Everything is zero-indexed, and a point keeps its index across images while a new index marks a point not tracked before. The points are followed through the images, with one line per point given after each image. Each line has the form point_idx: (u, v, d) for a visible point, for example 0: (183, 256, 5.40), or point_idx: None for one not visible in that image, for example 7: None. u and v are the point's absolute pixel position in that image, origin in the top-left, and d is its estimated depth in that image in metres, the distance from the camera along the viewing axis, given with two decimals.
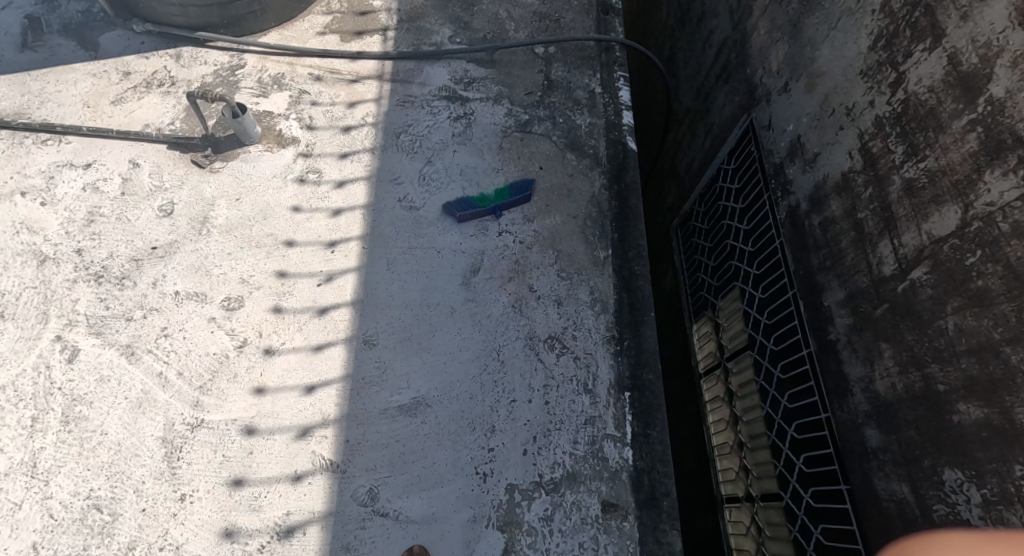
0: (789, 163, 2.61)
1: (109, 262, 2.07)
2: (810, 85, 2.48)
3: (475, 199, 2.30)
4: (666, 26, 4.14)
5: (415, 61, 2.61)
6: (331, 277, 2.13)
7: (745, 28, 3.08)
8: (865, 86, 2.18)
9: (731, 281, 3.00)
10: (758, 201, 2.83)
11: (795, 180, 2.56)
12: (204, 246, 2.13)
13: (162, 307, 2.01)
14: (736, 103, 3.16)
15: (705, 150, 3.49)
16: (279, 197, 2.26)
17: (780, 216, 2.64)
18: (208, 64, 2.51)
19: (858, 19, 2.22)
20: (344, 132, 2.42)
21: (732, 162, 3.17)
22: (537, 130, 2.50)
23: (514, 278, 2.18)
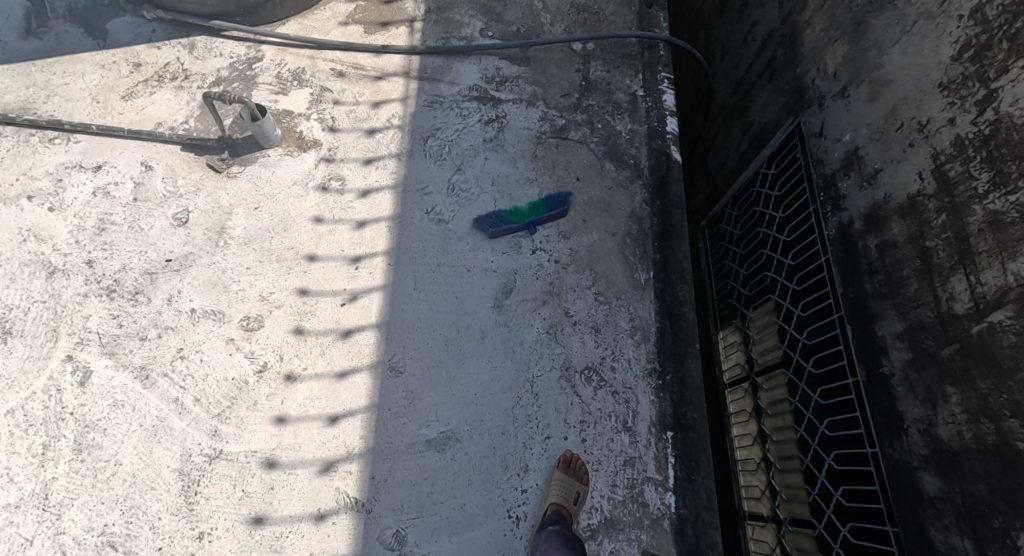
0: (842, 176, 2.42)
1: (122, 275, 1.95)
2: (874, 93, 2.31)
3: (509, 214, 2.16)
4: (702, 13, 3.90)
5: (443, 56, 2.44)
6: (355, 296, 2.01)
7: (797, 21, 2.87)
8: (944, 101, 2.02)
9: (765, 292, 2.82)
10: (801, 210, 2.63)
11: (848, 196, 2.38)
12: (221, 260, 2.01)
13: (178, 326, 1.90)
14: (781, 104, 2.96)
15: (740, 150, 3.29)
16: (301, 206, 2.13)
17: (828, 231, 2.46)
18: (223, 56, 2.35)
19: (939, 25, 2.05)
20: (368, 135, 2.27)
21: (771, 165, 2.97)
22: (573, 136, 2.34)
23: (549, 302, 2.06)
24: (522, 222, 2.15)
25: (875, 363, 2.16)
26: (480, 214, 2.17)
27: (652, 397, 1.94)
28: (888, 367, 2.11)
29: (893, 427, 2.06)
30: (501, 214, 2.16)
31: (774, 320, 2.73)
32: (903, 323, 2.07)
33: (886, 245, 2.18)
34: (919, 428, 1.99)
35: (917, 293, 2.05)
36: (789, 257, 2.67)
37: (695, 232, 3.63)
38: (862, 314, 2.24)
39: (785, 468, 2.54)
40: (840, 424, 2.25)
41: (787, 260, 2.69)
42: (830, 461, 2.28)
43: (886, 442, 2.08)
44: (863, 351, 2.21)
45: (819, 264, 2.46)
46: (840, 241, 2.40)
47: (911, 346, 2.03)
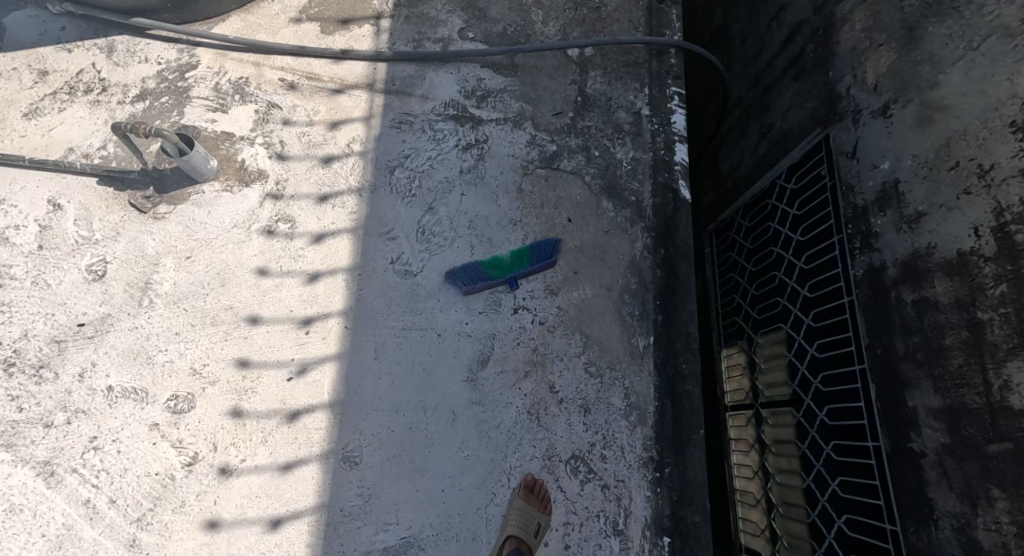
0: (874, 212, 2.03)
1: (23, 344, 1.64)
2: (923, 120, 1.92)
3: (487, 264, 1.84)
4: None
5: (415, 64, 2.06)
6: (305, 368, 1.72)
7: (832, 13, 2.41)
8: (1016, 144, 1.65)
9: (774, 319, 2.39)
10: (824, 232, 2.21)
11: (882, 235, 1.99)
12: (145, 323, 1.70)
13: (91, 409, 1.60)
14: (807, 111, 2.48)
15: (754, 157, 2.83)
16: (241, 255, 1.80)
17: (855, 272, 2.05)
18: (149, 62, 1.96)
19: (1017, 47, 1.68)
20: (324, 164, 1.92)
21: (789, 175, 2.48)
22: (566, 165, 2.00)
23: (532, 374, 1.76)
24: (502, 276, 1.83)
25: (902, 436, 1.82)
26: (455, 264, 1.85)
27: (648, 494, 1.68)
28: (919, 445, 1.77)
29: (919, 515, 1.74)
30: (477, 266, 1.84)
31: (783, 353, 2.31)
32: (941, 401, 1.74)
33: (925, 304, 1.83)
34: (951, 525, 1.67)
35: (962, 369, 1.71)
36: (805, 287, 2.24)
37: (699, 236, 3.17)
38: (889, 373, 1.88)
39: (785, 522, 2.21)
40: (856, 493, 1.92)
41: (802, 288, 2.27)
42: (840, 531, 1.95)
43: (910, 529, 1.76)
44: (889, 417, 1.86)
45: (842, 307, 2.06)
46: (868, 283, 2.00)
47: (950, 430, 1.71)
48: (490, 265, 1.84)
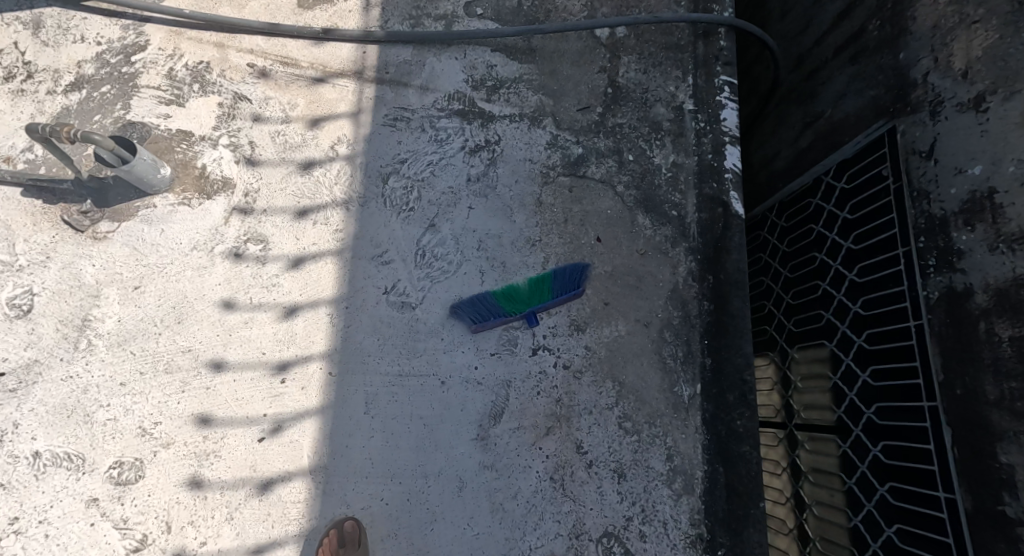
0: (957, 225, 1.49)
1: None
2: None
3: (501, 294, 1.54)
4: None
5: (413, 46, 1.70)
6: (279, 426, 1.41)
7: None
8: None
9: (813, 336, 1.81)
10: (883, 233, 1.66)
11: (969, 252, 1.45)
12: (81, 371, 1.38)
13: (15, 483, 1.32)
14: (866, 101, 1.82)
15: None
16: (202, 284, 1.48)
17: (927, 294, 1.52)
18: (85, 42, 1.59)
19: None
20: (304, 171, 1.60)
21: (839, 168, 1.86)
22: (593, 172, 1.68)
23: (555, 430, 1.47)
24: (519, 310, 1.52)
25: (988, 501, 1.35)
26: (463, 295, 1.55)
27: None
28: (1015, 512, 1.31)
29: None
30: (489, 297, 1.53)
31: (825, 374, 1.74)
32: None
33: None
34: None
35: None
36: (856, 305, 1.68)
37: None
38: (972, 420, 1.39)
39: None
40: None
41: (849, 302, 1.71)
42: None
43: None
44: (972, 477, 1.38)
45: (906, 333, 1.54)
46: (945, 306, 1.48)
47: None
48: (504, 295, 1.54)
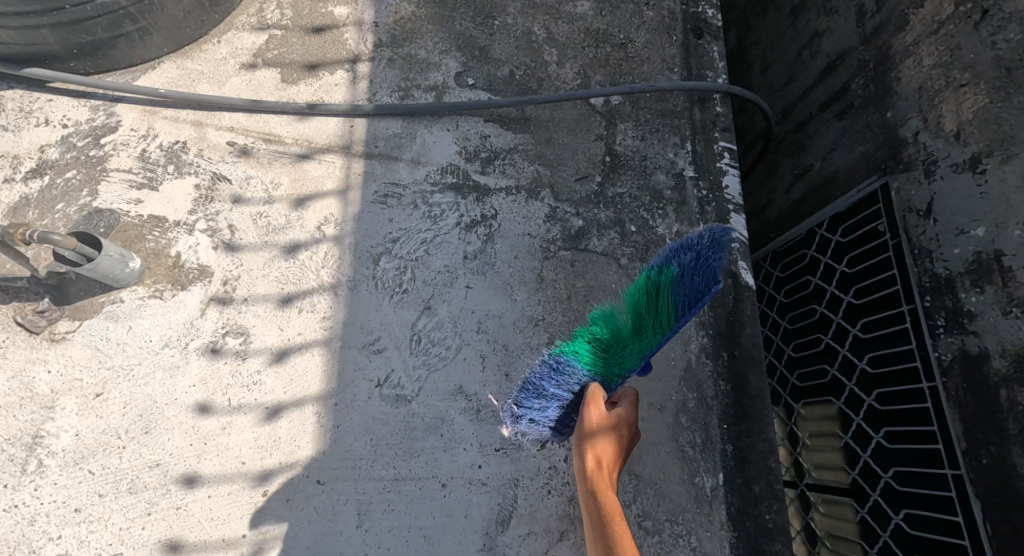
0: (973, 287, 1.59)
1: None
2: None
3: (595, 364, 1.34)
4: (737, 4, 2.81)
5: (402, 120, 1.62)
6: (262, 547, 1.29)
7: (887, 43, 1.94)
8: None
9: (822, 391, 1.97)
10: (891, 295, 1.81)
11: (980, 316, 1.57)
12: (31, 499, 1.24)
13: None
14: (856, 156, 2.03)
15: (789, 199, 2.35)
16: (174, 387, 1.35)
17: (939, 355, 1.64)
18: (49, 124, 1.47)
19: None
20: (288, 255, 1.48)
21: (834, 223, 2.09)
22: (595, 245, 1.58)
23: (570, 535, 1.36)
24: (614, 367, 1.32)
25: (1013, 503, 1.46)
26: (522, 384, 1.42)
27: None
28: None
29: None
30: (555, 387, 1.35)
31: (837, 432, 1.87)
32: None
33: None
34: None
35: None
36: (870, 396, 1.80)
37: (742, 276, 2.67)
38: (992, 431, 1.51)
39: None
40: None
41: (866, 363, 1.84)
42: None
43: None
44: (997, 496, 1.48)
45: (921, 393, 1.66)
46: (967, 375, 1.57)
47: None
48: (599, 360, 1.34)
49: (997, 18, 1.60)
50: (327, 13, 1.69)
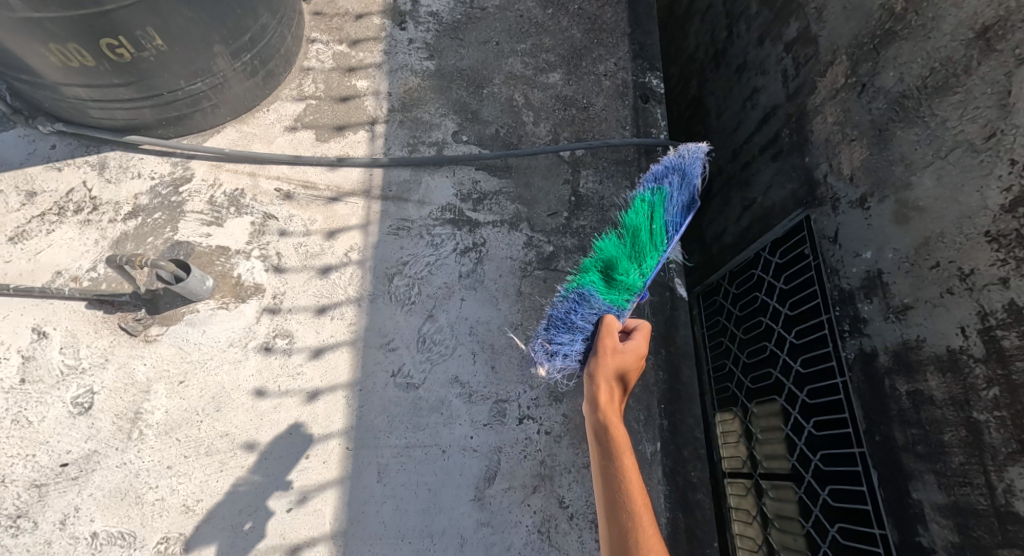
0: (863, 299, 2.00)
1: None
2: (901, 217, 1.91)
3: (610, 295, 1.67)
4: (693, 59, 3.12)
5: (412, 168, 2.05)
6: (305, 497, 1.70)
7: (805, 103, 2.35)
8: (989, 251, 1.68)
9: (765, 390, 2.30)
10: (813, 306, 2.17)
11: (871, 322, 1.97)
12: (133, 458, 1.67)
13: None
14: (787, 193, 2.40)
15: (739, 229, 2.68)
16: (237, 375, 1.78)
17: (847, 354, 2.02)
18: (141, 177, 1.93)
19: (983, 163, 1.70)
20: (322, 275, 1.90)
21: (772, 246, 2.42)
22: (563, 266, 2.01)
23: (541, 489, 1.78)
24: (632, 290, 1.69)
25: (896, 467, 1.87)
26: (551, 323, 1.74)
27: None
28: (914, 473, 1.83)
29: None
30: (581, 319, 1.68)
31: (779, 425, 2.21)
32: (943, 491, 1.76)
33: (919, 396, 1.83)
34: None
35: (963, 466, 1.73)
36: (803, 392, 2.14)
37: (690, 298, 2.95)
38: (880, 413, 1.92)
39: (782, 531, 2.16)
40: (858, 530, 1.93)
41: (795, 363, 2.20)
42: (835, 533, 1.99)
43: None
44: (886, 463, 1.89)
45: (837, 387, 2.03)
46: (862, 370, 1.98)
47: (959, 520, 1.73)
48: (612, 291, 1.68)
49: (873, 90, 2.05)
50: (351, 86, 2.15)
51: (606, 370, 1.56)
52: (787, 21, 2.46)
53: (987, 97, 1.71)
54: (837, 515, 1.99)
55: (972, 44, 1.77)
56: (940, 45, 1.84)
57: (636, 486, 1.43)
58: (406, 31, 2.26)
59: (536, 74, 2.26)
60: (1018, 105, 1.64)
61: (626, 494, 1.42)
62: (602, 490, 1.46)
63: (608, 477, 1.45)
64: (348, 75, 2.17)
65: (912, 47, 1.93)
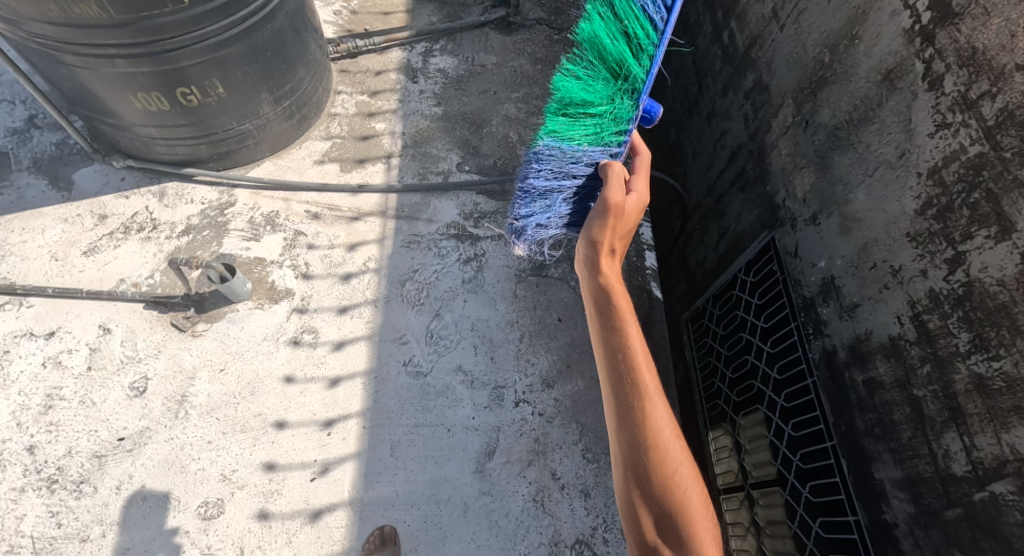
0: (821, 302, 2.16)
1: (66, 462, 1.87)
2: (844, 228, 2.08)
3: (592, 138, 1.87)
4: (672, 110, 3.41)
5: (421, 193, 2.40)
6: (326, 468, 1.93)
7: (763, 140, 2.55)
8: (912, 250, 1.84)
9: (749, 401, 2.43)
10: (782, 317, 2.32)
11: (829, 322, 2.12)
12: (180, 434, 1.94)
13: (126, 520, 1.82)
14: (752, 218, 2.61)
15: (716, 254, 2.86)
16: (270, 365, 2.06)
17: (811, 354, 2.17)
18: (194, 202, 2.30)
19: (900, 177, 1.87)
20: (343, 281, 2.21)
21: (746, 267, 2.60)
22: (553, 273, 2.32)
23: (535, 462, 2.01)
24: (624, 121, 1.84)
25: (858, 453, 1.98)
26: (517, 200, 1.91)
27: None
28: (873, 457, 1.94)
29: (887, 536, 1.89)
30: (546, 180, 1.87)
31: (763, 433, 2.34)
32: (899, 469, 1.87)
33: (872, 384, 1.96)
34: (913, 541, 1.82)
35: (912, 442, 1.84)
36: (780, 396, 2.27)
37: (677, 323, 3.11)
38: (842, 403, 2.05)
39: (773, 534, 2.24)
40: (837, 523, 2.00)
41: (773, 371, 2.33)
42: (818, 528, 2.06)
43: (879, 539, 1.91)
44: (849, 450, 2.01)
45: (807, 388, 2.16)
46: (826, 366, 2.12)
47: (912, 497, 1.83)
48: (591, 131, 1.87)
49: (814, 125, 2.22)
50: (371, 127, 2.55)
51: (613, 237, 1.68)
52: (744, 73, 2.68)
53: (896, 124, 1.88)
54: (818, 511, 2.06)
55: (880, 84, 1.93)
56: (858, 86, 2.02)
57: (639, 350, 1.65)
58: (418, 83, 2.67)
59: (528, 117, 2.66)
60: (918, 129, 1.81)
61: (634, 361, 1.63)
62: (609, 358, 1.65)
63: (615, 346, 1.64)
64: (368, 119, 2.57)
65: (839, 88, 2.10)
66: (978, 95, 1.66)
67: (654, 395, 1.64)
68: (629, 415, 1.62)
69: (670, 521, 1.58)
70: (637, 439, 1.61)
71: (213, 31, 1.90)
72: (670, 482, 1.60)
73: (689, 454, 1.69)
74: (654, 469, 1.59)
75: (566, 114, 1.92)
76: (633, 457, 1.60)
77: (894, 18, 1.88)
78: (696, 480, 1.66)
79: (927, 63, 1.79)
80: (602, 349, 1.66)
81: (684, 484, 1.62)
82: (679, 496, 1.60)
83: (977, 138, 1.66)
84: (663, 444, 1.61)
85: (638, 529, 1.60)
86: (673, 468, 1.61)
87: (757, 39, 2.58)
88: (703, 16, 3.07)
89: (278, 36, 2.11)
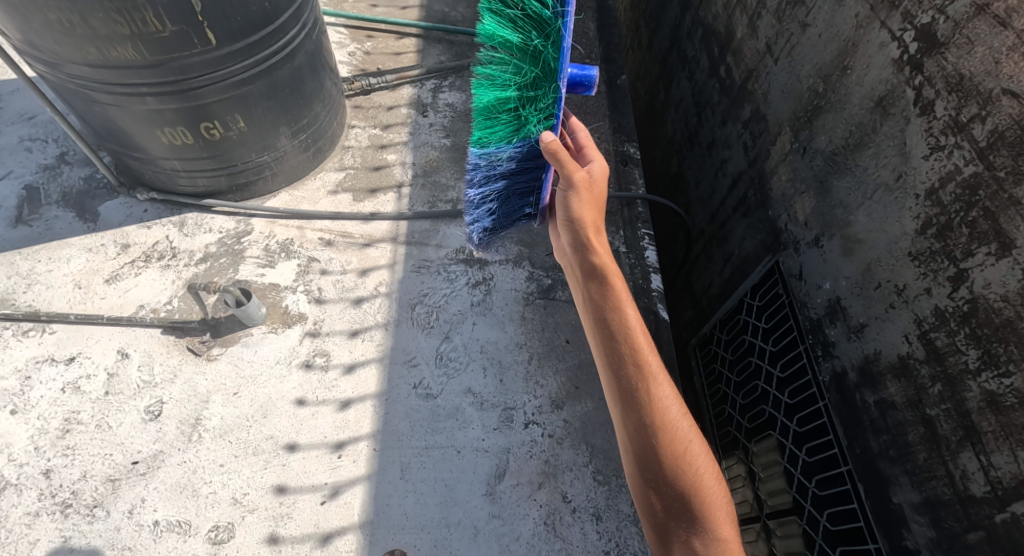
0: (828, 323, 2.16)
1: (80, 485, 1.89)
2: (847, 250, 2.10)
3: (519, 136, 1.90)
4: (673, 141, 3.48)
5: (430, 220, 2.47)
6: (336, 491, 1.93)
7: (763, 167, 2.60)
8: (916, 269, 1.85)
9: (762, 428, 2.41)
10: (791, 341, 2.32)
11: (837, 344, 2.12)
12: (192, 457, 1.96)
13: (137, 544, 1.82)
14: (756, 241, 2.64)
15: (722, 279, 2.88)
16: (282, 388, 2.09)
17: (821, 377, 2.16)
18: (212, 231, 2.38)
19: (898, 198, 1.90)
20: (355, 305, 2.26)
21: (753, 293, 2.61)
22: (561, 296, 2.35)
23: (545, 484, 2.01)
24: (542, 110, 1.82)
25: (874, 475, 1.96)
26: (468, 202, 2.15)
27: None
28: (889, 479, 1.91)
29: None
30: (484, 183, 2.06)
31: (777, 460, 2.30)
32: (917, 489, 1.83)
33: (884, 403, 1.94)
34: None
35: (928, 461, 1.82)
36: (793, 421, 2.25)
37: (685, 348, 3.10)
38: (855, 422, 2.03)
39: None
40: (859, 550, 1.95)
41: (783, 396, 2.31)
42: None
43: None
44: (867, 473, 1.98)
45: (819, 412, 2.14)
46: (837, 388, 2.11)
47: (933, 520, 1.79)
48: (515, 124, 1.94)
49: (812, 151, 2.27)
50: (382, 159, 2.64)
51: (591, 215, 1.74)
52: (742, 104, 2.76)
53: (891, 148, 1.92)
54: (839, 539, 2.02)
55: (873, 111, 1.99)
56: (852, 113, 2.07)
57: (637, 329, 1.68)
58: (427, 117, 2.77)
59: None
60: (913, 152, 1.85)
61: (631, 341, 1.65)
62: (606, 338, 1.67)
63: (612, 326, 1.67)
64: (380, 151, 2.66)
65: (834, 116, 2.15)
66: (968, 118, 1.70)
67: (657, 374, 1.66)
68: (631, 395, 1.64)
69: (680, 501, 1.60)
70: (641, 422, 1.62)
71: (235, 70, 2.00)
72: (680, 461, 1.60)
73: (700, 432, 1.69)
74: (663, 451, 1.60)
75: (497, 117, 2.00)
76: (642, 441, 1.61)
77: (883, 49, 1.94)
78: (709, 458, 1.66)
79: (918, 89, 1.84)
80: (598, 330, 1.69)
81: (695, 464, 1.62)
82: (692, 473, 1.61)
83: (971, 159, 1.70)
84: (670, 423, 1.62)
85: (650, 508, 1.63)
86: (681, 447, 1.62)
87: (753, 71, 2.65)
88: (700, 52, 3.17)
89: (296, 74, 2.22)
